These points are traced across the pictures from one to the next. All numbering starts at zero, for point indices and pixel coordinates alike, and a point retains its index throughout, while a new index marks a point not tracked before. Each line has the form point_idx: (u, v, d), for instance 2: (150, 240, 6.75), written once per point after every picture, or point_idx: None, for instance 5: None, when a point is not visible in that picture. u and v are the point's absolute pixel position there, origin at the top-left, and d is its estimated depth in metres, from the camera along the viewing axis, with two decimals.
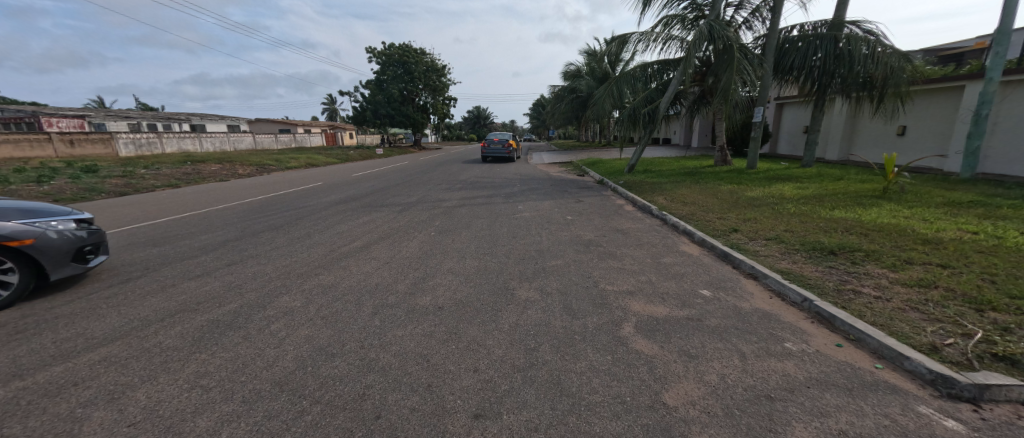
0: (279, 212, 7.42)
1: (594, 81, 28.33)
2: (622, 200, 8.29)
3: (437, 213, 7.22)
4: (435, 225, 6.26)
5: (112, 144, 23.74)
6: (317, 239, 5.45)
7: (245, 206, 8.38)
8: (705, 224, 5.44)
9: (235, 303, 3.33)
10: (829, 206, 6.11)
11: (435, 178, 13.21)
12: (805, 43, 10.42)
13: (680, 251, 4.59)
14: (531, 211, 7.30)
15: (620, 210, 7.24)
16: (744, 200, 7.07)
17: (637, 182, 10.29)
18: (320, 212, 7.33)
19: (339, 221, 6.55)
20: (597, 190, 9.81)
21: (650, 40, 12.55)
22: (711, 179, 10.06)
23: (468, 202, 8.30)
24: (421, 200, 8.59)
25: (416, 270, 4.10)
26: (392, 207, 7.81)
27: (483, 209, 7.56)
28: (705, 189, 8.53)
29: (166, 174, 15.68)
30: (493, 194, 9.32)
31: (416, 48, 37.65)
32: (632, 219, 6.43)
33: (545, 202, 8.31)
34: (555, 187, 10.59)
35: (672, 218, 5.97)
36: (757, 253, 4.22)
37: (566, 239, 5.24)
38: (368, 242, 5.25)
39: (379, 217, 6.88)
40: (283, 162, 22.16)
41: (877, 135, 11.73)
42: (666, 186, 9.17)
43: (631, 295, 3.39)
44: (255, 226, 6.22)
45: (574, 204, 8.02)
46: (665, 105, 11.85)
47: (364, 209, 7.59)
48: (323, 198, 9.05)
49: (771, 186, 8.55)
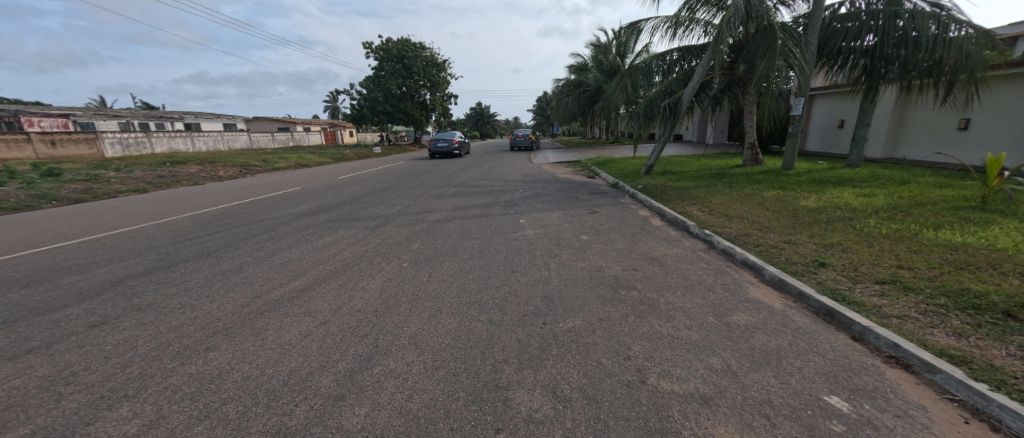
0: (227, 229, 6.05)
1: (602, 74, 26.75)
2: (646, 211, 6.85)
3: (419, 230, 5.81)
4: (412, 249, 4.86)
5: (97, 144, 22.65)
6: (247, 275, 4.05)
7: (194, 218, 7.00)
8: (771, 254, 4.00)
9: (28, 426, 1.93)
10: (929, 223, 4.64)
11: (427, 180, 11.82)
12: (856, 22, 8.89)
13: (752, 301, 3.14)
14: (536, 227, 5.90)
15: (647, 226, 5.80)
16: (805, 212, 5.60)
17: (659, 187, 8.84)
18: (275, 230, 5.95)
19: (292, 244, 5.18)
20: (612, 197, 8.36)
21: (670, 25, 11.05)
22: (746, 182, 8.57)
23: (459, 214, 6.90)
24: (404, 211, 7.19)
25: (357, 341, 2.68)
26: (366, 222, 6.41)
27: (477, 224, 6.16)
28: (746, 196, 7.06)
29: (137, 177, 14.35)
30: (489, 203, 7.89)
31: (415, 43, 36.31)
32: (665, 240, 4.99)
33: (553, 213, 6.90)
34: (562, 192, 9.15)
35: (721, 242, 4.53)
36: (880, 312, 2.75)
37: (583, 276, 3.82)
38: (312, 281, 3.84)
39: (345, 238, 5.48)
40: (271, 163, 20.83)
41: (933, 129, 10.22)
42: (697, 192, 7.71)
43: (711, 409, 1.96)
44: (182, 253, 4.85)
45: (587, 216, 6.59)
46: (690, 96, 10.33)
47: (332, 225, 6.20)
48: (290, 209, 7.65)
49: (826, 192, 7.08)
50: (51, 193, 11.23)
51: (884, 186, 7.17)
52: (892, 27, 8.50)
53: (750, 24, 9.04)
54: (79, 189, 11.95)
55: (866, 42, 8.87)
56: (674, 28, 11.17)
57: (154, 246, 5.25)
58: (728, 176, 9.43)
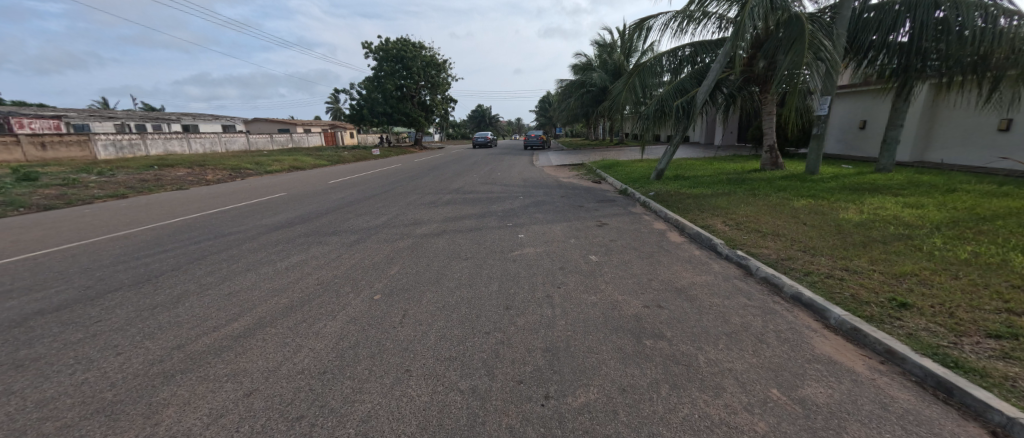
0: (184, 247, 5.30)
1: (605, 74, 25.99)
2: (662, 223, 6.09)
3: (402, 248, 5.06)
4: (389, 273, 4.11)
5: (90, 146, 21.99)
6: (181, 311, 3.29)
7: (155, 231, 6.27)
8: (829, 288, 3.20)
9: None
10: (1012, 245, 3.85)
11: (422, 185, 11.08)
12: (891, 12, 8.06)
13: (822, 362, 2.35)
14: (537, 244, 5.14)
15: (665, 243, 5.03)
16: (850, 227, 4.82)
17: (672, 194, 8.06)
18: (239, 246, 5.21)
19: (252, 265, 4.44)
20: (621, 205, 7.59)
21: (681, 19, 10.25)
22: (770, 189, 7.77)
23: (451, 227, 6.15)
24: (390, 223, 6.45)
25: (283, 431, 1.91)
26: (345, 236, 5.66)
27: (470, 240, 5.41)
28: (774, 206, 6.28)
29: (118, 181, 13.67)
30: (485, 213, 7.14)
31: (415, 43, 35.69)
32: (690, 263, 4.21)
33: (556, 225, 6.15)
34: (566, 199, 8.37)
35: (760, 269, 3.73)
36: (1019, 390, 1.95)
37: (595, 317, 3.05)
38: (255, 321, 3.07)
39: (315, 257, 4.73)
40: (264, 165, 20.15)
41: (972, 129, 9.36)
42: (716, 201, 6.93)
43: None
44: (117, 279, 4.10)
45: (595, 230, 5.83)
46: (704, 96, 9.56)
47: (305, 241, 5.45)
48: (264, 219, 6.91)
49: (865, 202, 6.28)
50: (20, 199, 10.51)
51: (928, 195, 6.40)
52: (930, 17, 7.68)
53: (772, 16, 8.22)
54: (53, 195, 11.25)
55: (900, 36, 8.06)
56: (685, 23, 10.39)
57: (93, 267, 4.51)
58: (747, 183, 8.65)
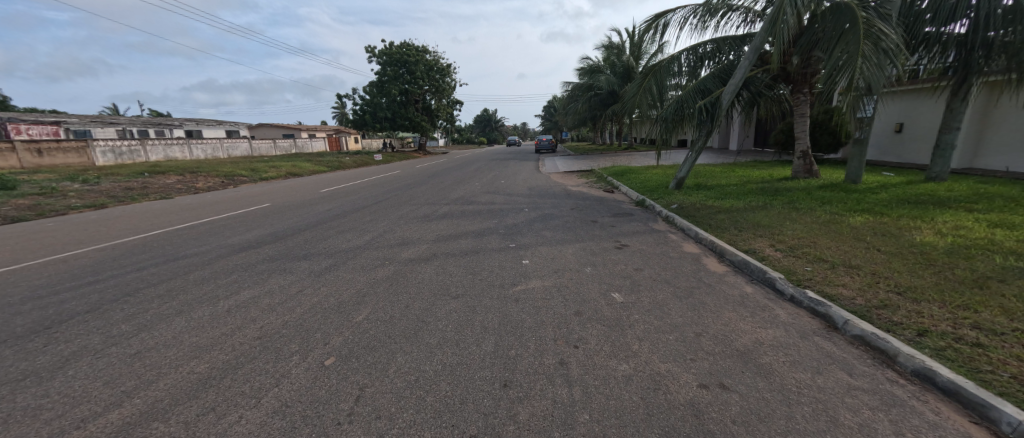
0: (123, 276, 4.43)
1: (614, 77, 25.01)
2: (693, 244, 5.15)
3: (380, 278, 4.15)
4: (355, 321, 3.17)
5: (88, 152, 21.43)
6: (52, 386, 2.37)
7: (103, 253, 5.41)
8: (972, 364, 2.21)
9: None
10: None
11: (418, 194, 10.20)
12: None
13: None
14: (545, 274, 4.20)
15: (703, 274, 4.06)
16: (939, 256, 3.85)
17: (699, 206, 7.09)
18: (185, 277, 4.31)
19: (186, 306, 3.52)
20: (640, 220, 6.64)
21: (703, 13, 9.29)
22: (813, 202, 6.77)
23: (444, 248, 5.22)
24: (373, 243, 5.55)
25: None
26: (317, 261, 4.76)
27: (464, 267, 4.47)
28: (826, 225, 5.30)
29: (101, 189, 12.96)
30: (485, 230, 6.21)
31: (418, 47, 35.08)
32: (746, 307, 3.23)
33: (568, 247, 5.21)
34: (578, 212, 7.44)
35: (852, 323, 2.75)
36: None
37: (634, 408, 2.08)
38: (144, 409, 2.15)
39: (271, 292, 3.82)
40: (260, 172, 19.48)
41: None
42: (753, 217, 5.97)
43: None
44: (9, 326, 3.20)
45: (614, 253, 4.90)
46: (732, 95, 8.59)
47: (267, 268, 4.55)
48: (233, 238, 6.04)
49: (937, 219, 5.28)
50: None
51: (1011, 211, 5.38)
52: (995, 6, 6.48)
53: (813, 5, 7.23)
54: (27, 205, 10.54)
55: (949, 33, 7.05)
56: (705, 18, 9.43)
57: None
58: (781, 194, 7.66)
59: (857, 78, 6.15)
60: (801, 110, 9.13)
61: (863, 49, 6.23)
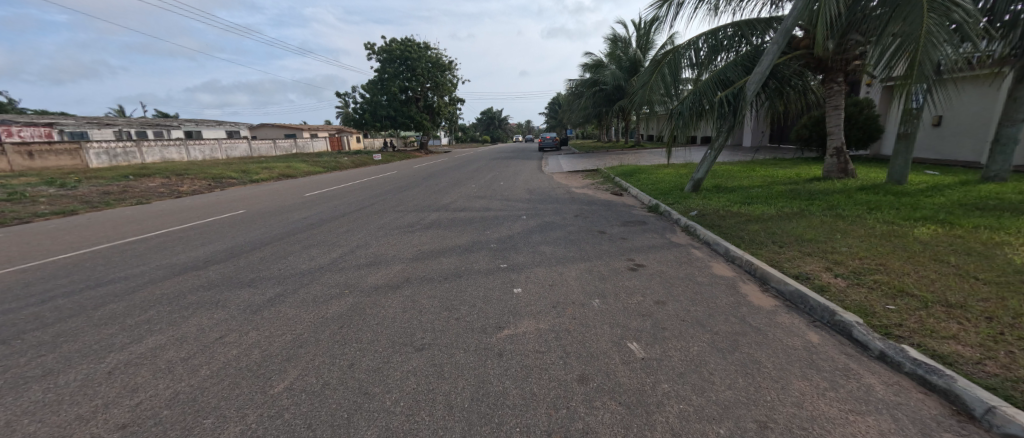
0: (16, 311, 3.56)
1: (620, 71, 23.88)
2: (724, 265, 4.21)
3: (330, 316, 3.26)
4: (271, 393, 2.27)
5: (81, 154, 20.81)
6: None
7: (19, 276, 4.56)
8: None
9: None
10: None
11: (408, 199, 9.31)
12: None
13: None
14: (540, 310, 3.27)
15: (745, 312, 3.11)
16: None
17: (723, 213, 6.13)
18: (89, 314, 3.44)
19: (61, 364, 2.65)
20: (656, 231, 5.70)
21: None
22: (859, 208, 5.79)
23: (420, 270, 4.32)
24: (338, 262, 4.66)
25: None
26: (262, 289, 3.89)
27: (439, 299, 3.56)
28: (888, 240, 4.33)
29: (77, 194, 12.22)
30: (474, 244, 5.30)
31: (418, 43, 34.15)
32: (820, 372, 2.29)
33: (570, 268, 4.28)
34: (583, 221, 6.50)
35: (1009, 415, 1.78)
36: None
37: None
38: None
39: (183, 339, 2.93)
40: (251, 173, 18.68)
41: None
42: (793, 228, 5.01)
43: None
44: None
45: (627, 278, 3.96)
46: (758, 85, 7.64)
47: (195, 299, 3.67)
48: (181, 255, 5.20)
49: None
50: None
51: None
52: None
53: None
54: None
55: (1010, 11, 5.86)
56: None
57: None
58: (817, 197, 6.69)
59: (921, 60, 5.11)
60: (835, 101, 8.11)
61: (928, 24, 5.24)
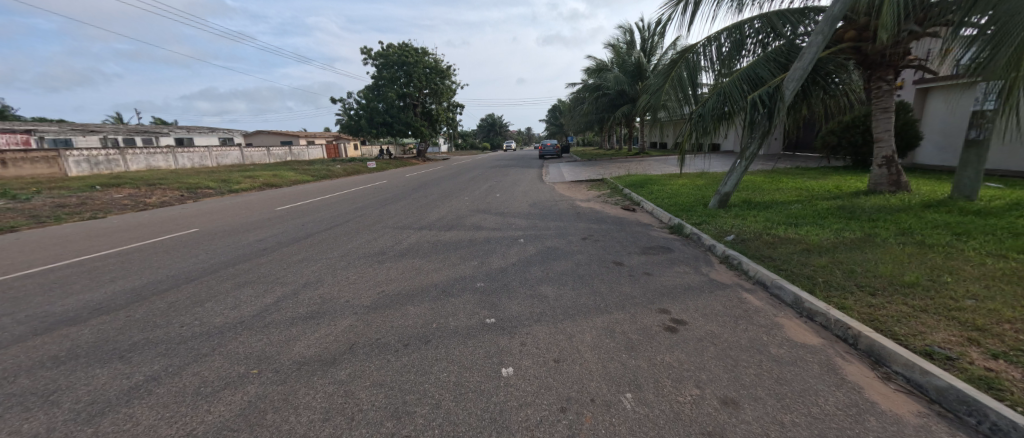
0: None
1: (625, 76, 22.83)
2: (801, 323, 2.98)
3: (205, 429, 2.02)
4: None
5: (59, 162, 19.50)
6: None
7: None
8: None
9: None
10: None
11: (390, 215, 8.09)
12: None
13: None
14: (542, 422, 2.03)
15: (881, 434, 1.88)
16: None
17: (770, 237, 4.93)
18: None
19: None
20: (688, 263, 4.49)
21: None
22: (942, 234, 4.60)
23: (375, 329, 3.11)
24: (268, 314, 3.43)
25: None
26: (135, 366, 2.65)
27: (388, 390, 2.34)
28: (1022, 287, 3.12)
29: (29, 208, 11.00)
30: (456, 283, 4.08)
31: (416, 48, 33.20)
32: None
33: (583, 327, 3.05)
34: (595, 247, 5.28)
35: None
36: None
37: None
38: None
39: None
40: (234, 182, 17.50)
41: None
42: (874, 263, 3.81)
43: None
44: None
45: (668, 347, 2.73)
46: (798, 83, 6.53)
47: (19, 388, 2.42)
48: (70, 298, 3.95)
49: None
50: None
51: None
52: None
53: None
54: None
55: None
56: None
57: None
58: (877, 217, 5.50)
59: None
60: (884, 102, 6.94)
61: None
